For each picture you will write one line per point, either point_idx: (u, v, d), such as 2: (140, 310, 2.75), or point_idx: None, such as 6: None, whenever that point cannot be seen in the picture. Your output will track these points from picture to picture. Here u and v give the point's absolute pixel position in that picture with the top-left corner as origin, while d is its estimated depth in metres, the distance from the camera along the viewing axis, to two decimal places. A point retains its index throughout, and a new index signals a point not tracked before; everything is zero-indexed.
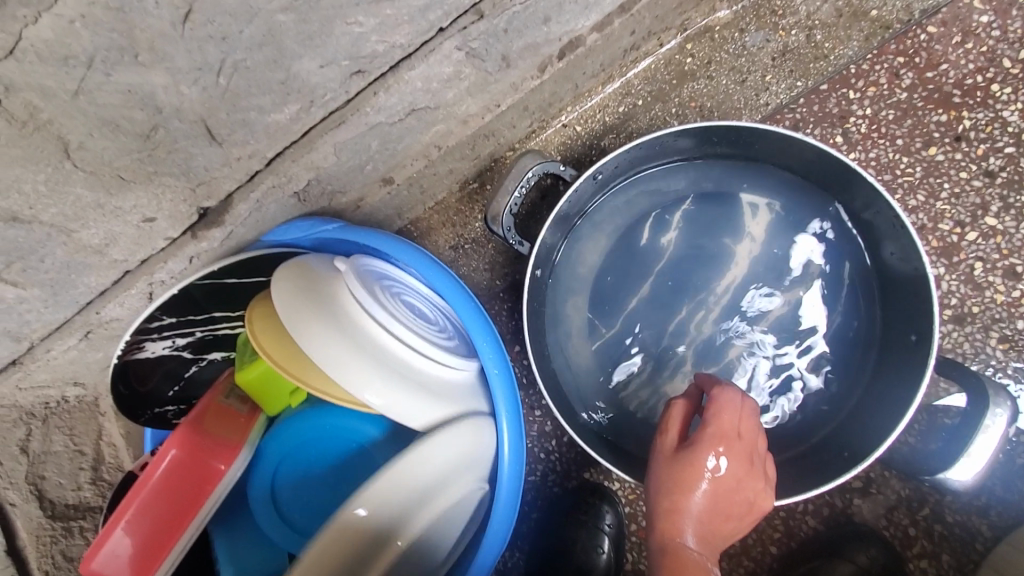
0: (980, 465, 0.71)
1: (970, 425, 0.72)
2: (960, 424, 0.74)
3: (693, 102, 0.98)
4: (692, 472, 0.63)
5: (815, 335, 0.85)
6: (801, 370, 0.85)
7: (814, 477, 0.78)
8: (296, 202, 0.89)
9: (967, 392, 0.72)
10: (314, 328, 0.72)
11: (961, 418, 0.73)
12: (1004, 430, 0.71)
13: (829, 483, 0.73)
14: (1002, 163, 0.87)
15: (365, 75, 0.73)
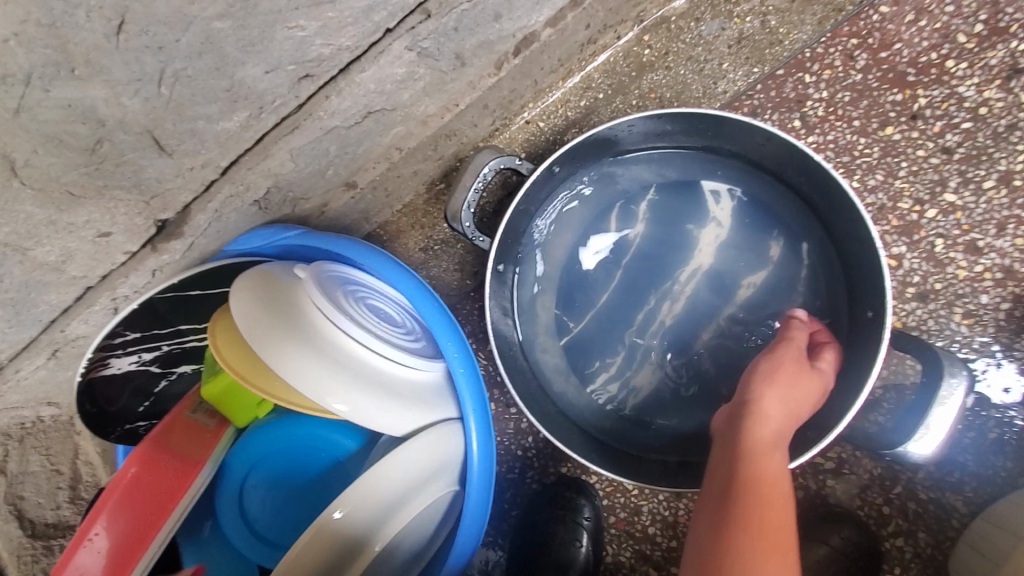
0: (940, 438, 0.68)
1: (928, 396, 0.70)
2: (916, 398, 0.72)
3: (652, 93, 0.98)
4: (789, 402, 0.69)
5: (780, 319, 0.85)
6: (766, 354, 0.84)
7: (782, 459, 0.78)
8: (257, 210, 0.89)
9: (923, 362, 0.71)
10: (273, 336, 0.72)
11: (918, 391, 0.71)
12: (962, 403, 0.69)
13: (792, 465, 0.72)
14: (959, 138, 0.86)
15: (313, 79, 0.73)
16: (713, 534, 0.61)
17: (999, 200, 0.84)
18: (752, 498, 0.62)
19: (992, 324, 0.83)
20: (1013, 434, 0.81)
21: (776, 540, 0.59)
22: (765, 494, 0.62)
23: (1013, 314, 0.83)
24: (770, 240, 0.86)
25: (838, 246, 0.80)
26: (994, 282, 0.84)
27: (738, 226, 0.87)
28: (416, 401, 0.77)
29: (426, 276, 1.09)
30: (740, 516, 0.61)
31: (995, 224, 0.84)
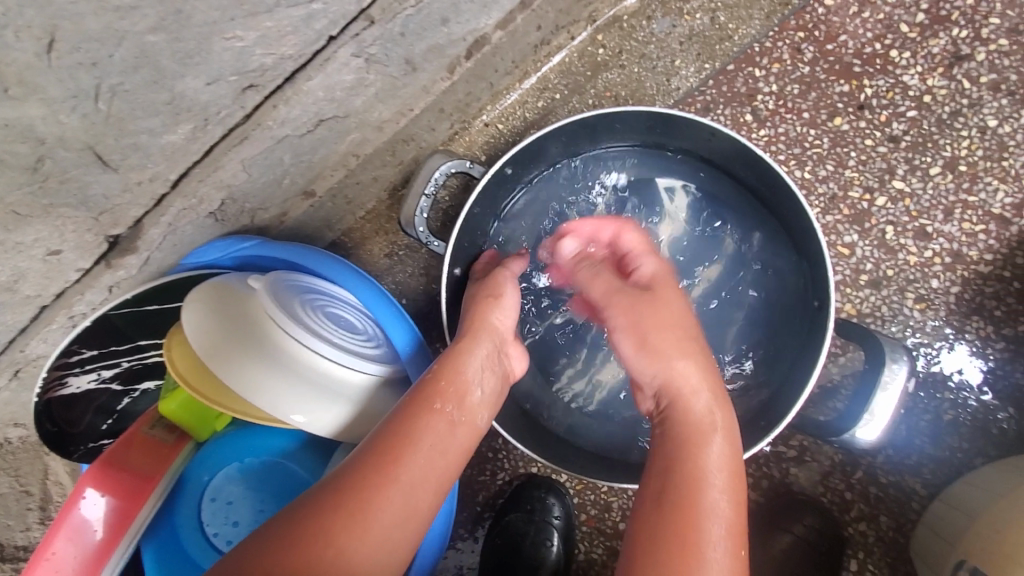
0: (885, 422, 0.70)
1: (871, 382, 0.72)
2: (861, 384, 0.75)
3: (608, 92, 0.99)
4: (652, 356, 0.68)
5: (734, 312, 0.86)
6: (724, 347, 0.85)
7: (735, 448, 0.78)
8: (213, 221, 0.89)
9: (867, 350, 0.74)
10: (224, 351, 0.73)
11: (863, 377, 0.74)
12: (904, 388, 0.71)
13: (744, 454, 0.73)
14: (905, 127, 0.88)
15: (259, 88, 0.73)
16: (655, 522, 0.58)
17: (945, 185, 0.86)
18: (687, 470, 0.60)
19: (943, 307, 0.84)
20: (967, 415, 0.82)
21: (711, 511, 0.57)
22: (689, 467, 0.60)
23: (962, 296, 0.84)
24: (724, 233, 0.86)
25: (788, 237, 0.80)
26: (944, 266, 0.85)
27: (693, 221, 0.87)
28: (376, 407, 0.78)
29: (391, 281, 1.08)
30: (678, 495, 0.58)
31: (943, 209, 0.86)
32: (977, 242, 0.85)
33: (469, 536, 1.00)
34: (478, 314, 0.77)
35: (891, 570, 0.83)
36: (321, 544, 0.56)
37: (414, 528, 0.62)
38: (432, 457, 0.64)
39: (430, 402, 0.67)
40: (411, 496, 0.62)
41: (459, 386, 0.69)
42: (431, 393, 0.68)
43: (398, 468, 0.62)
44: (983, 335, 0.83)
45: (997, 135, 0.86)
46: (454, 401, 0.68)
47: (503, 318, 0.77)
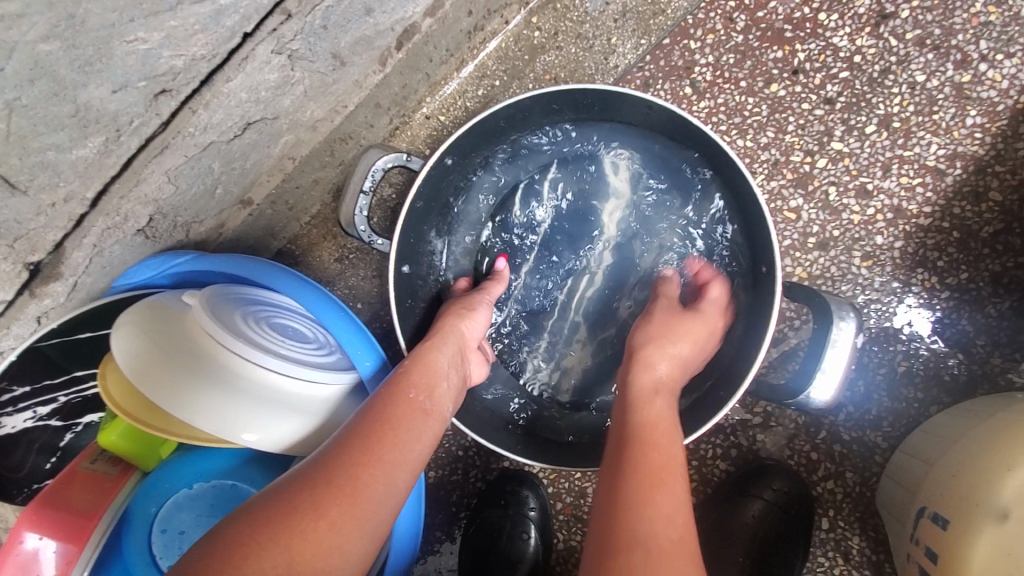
0: (837, 379, 0.71)
1: (821, 341, 0.72)
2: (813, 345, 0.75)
3: (548, 75, 0.97)
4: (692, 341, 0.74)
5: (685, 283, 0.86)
6: None
7: (695, 420, 0.77)
8: (143, 240, 0.84)
9: (814, 311, 0.74)
10: (154, 371, 0.70)
11: (813, 336, 0.74)
12: (854, 343, 0.72)
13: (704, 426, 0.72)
14: (839, 88, 0.89)
15: (173, 93, 0.68)
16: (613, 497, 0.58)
17: (881, 142, 0.87)
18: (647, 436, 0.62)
19: (889, 263, 0.86)
20: (920, 365, 0.84)
21: (672, 482, 0.58)
22: (649, 429, 0.63)
23: (906, 250, 0.86)
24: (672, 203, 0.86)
25: (730, 203, 0.80)
26: (886, 222, 0.86)
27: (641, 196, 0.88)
28: (330, 416, 0.75)
29: (344, 287, 1.04)
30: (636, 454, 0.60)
31: (881, 166, 0.87)
32: (915, 195, 0.86)
33: (447, 539, 0.98)
34: (444, 325, 0.76)
35: (861, 524, 0.84)
36: (309, 519, 0.52)
37: (393, 512, 0.58)
38: (409, 443, 0.62)
39: (403, 390, 0.65)
40: (391, 478, 0.59)
41: (428, 378, 0.68)
42: (405, 382, 0.66)
43: (379, 445, 0.59)
44: (928, 286, 0.85)
45: (928, 89, 0.87)
46: (426, 390, 0.67)
47: (470, 329, 0.77)
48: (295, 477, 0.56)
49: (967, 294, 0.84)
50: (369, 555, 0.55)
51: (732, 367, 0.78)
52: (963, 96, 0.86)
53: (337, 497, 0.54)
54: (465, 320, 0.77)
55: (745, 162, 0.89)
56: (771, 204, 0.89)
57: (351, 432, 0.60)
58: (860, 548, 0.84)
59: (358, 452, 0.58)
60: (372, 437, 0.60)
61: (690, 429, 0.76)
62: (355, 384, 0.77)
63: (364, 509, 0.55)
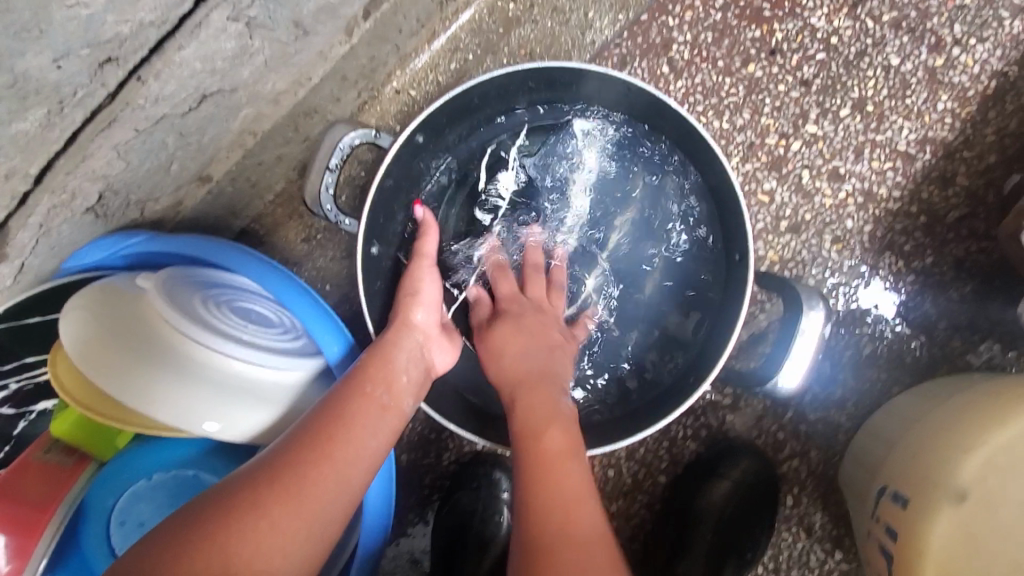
0: (804, 368, 0.72)
1: (791, 331, 0.73)
2: (783, 335, 0.76)
3: (523, 49, 0.94)
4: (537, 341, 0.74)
5: (651, 269, 0.84)
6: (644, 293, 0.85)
7: (669, 402, 0.77)
8: (93, 219, 0.78)
9: (785, 301, 0.76)
10: (103, 358, 0.67)
11: (784, 325, 0.75)
12: (821, 334, 0.73)
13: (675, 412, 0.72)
14: (815, 70, 0.88)
15: (119, 62, 0.63)
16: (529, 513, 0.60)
17: (855, 126, 0.87)
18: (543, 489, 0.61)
19: (858, 246, 0.87)
20: (884, 347, 0.86)
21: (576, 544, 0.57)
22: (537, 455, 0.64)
23: (875, 234, 0.87)
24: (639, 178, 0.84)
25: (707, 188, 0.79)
26: (857, 206, 0.87)
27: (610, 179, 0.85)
28: (291, 402, 0.72)
29: (311, 268, 1.01)
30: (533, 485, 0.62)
31: (853, 149, 0.87)
32: (885, 179, 0.87)
33: (419, 520, 0.97)
34: (404, 314, 0.74)
35: (823, 501, 0.86)
36: (250, 519, 0.53)
37: (345, 509, 0.59)
38: (363, 441, 0.62)
39: (358, 385, 0.65)
40: (342, 479, 0.59)
41: (386, 372, 0.67)
42: (362, 378, 0.65)
43: (326, 446, 0.59)
44: (895, 270, 0.86)
45: (901, 73, 0.87)
46: (384, 385, 0.66)
47: (425, 314, 0.75)
48: (239, 478, 0.57)
49: (931, 278, 0.85)
50: (319, 554, 0.56)
51: (705, 352, 0.78)
52: (935, 80, 0.86)
53: (279, 499, 0.55)
54: (419, 301, 0.75)
55: (721, 144, 0.88)
56: (746, 187, 0.88)
57: (302, 432, 0.60)
58: (822, 523, 0.86)
59: (306, 453, 0.58)
60: (321, 437, 0.60)
61: (662, 412, 0.76)
62: (321, 369, 0.75)
63: (310, 512, 0.56)
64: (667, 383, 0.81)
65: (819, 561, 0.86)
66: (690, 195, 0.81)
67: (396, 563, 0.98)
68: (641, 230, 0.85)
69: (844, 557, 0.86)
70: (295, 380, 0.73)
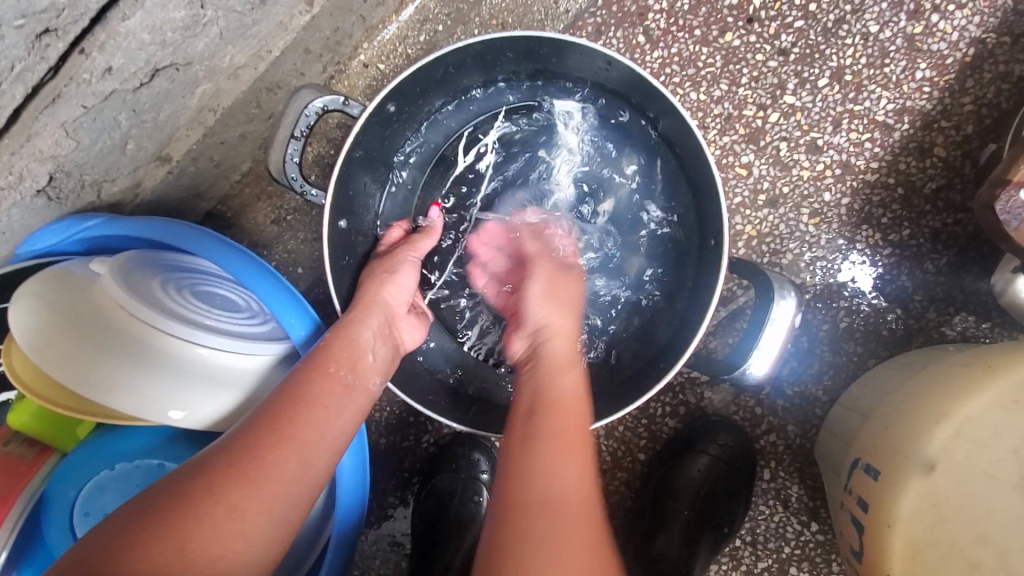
0: (771, 358, 0.72)
1: (760, 321, 0.73)
2: (751, 325, 0.75)
3: (494, 20, 0.90)
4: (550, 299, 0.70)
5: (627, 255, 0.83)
6: (614, 279, 0.83)
7: (634, 391, 0.76)
8: (46, 202, 0.75)
9: (756, 288, 0.74)
10: (56, 345, 0.65)
11: (754, 314, 0.75)
12: (792, 321, 0.73)
13: (637, 402, 0.72)
14: (793, 38, 0.86)
15: (58, 33, 0.59)
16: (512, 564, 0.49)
17: (833, 96, 0.86)
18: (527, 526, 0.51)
19: (836, 220, 0.86)
20: (860, 320, 0.85)
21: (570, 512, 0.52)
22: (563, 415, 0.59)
23: (852, 207, 0.86)
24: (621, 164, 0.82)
25: (685, 173, 0.76)
26: (834, 178, 0.86)
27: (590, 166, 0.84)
28: (258, 388, 0.70)
29: (282, 251, 0.98)
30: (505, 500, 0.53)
31: (831, 120, 0.86)
32: (863, 151, 0.85)
33: (400, 503, 0.97)
34: (370, 291, 0.72)
35: (800, 474, 0.87)
36: (208, 506, 0.51)
37: (307, 494, 0.57)
38: (325, 421, 0.60)
39: (324, 361, 0.63)
40: (304, 462, 0.57)
41: (352, 352, 0.66)
42: (324, 357, 0.64)
43: (285, 428, 0.58)
44: (872, 243, 0.85)
45: (880, 41, 0.85)
46: (348, 364, 0.65)
47: (397, 294, 0.73)
48: (209, 457, 0.56)
49: (907, 251, 0.85)
50: (283, 539, 0.55)
51: (677, 336, 0.76)
52: (914, 48, 0.84)
53: (238, 482, 0.53)
54: (389, 278, 0.74)
55: (697, 116, 0.86)
56: (723, 160, 0.87)
57: (263, 412, 0.59)
58: (799, 496, 0.87)
59: (270, 433, 0.57)
60: (283, 417, 0.58)
61: (634, 396, 0.75)
62: (287, 354, 0.73)
63: (274, 493, 0.54)
64: (637, 366, 0.80)
65: (795, 533, 0.87)
66: (668, 182, 0.79)
67: (377, 546, 0.97)
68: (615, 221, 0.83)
69: (820, 528, 0.86)
70: (260, 366, 0.70)
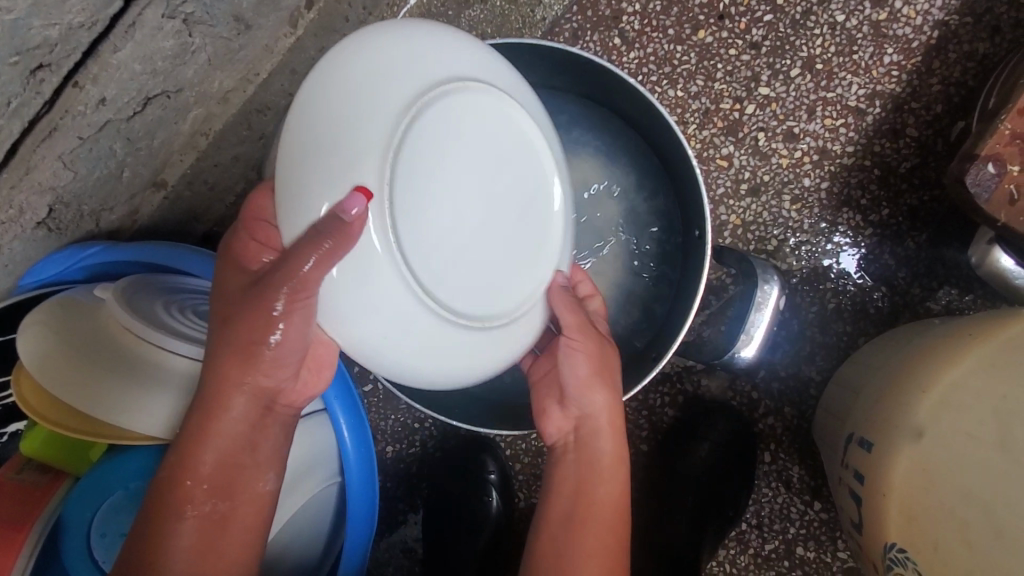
0: (760, 338, 0.74)
1: (749, 304, 0.75)
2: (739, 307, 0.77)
3: (474, 31, 0.93)
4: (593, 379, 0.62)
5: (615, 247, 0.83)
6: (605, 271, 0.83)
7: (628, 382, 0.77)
8: (46, 233, 0.77)
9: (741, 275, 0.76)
10: (64, 373, 0.66)
11: (741, 297, 0.77)
12: (776, 303, 0.74)
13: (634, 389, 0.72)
14: (763, 31, 0.88)
15: (52, 68, 0.61)
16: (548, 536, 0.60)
17: (805, 85, 0.88)
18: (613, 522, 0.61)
19: (817, 205, 0.88)
20: (847, 300, 0.88)
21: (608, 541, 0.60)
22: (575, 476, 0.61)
23: (832, 190, 0.88)
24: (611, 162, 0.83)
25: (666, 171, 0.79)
26: (813, 164, 0.88)
27: (348, 154, 0.47)
28: None
29: None
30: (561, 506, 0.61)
31: (805, 109, 0.88)
32: (839, 136, 0.88)
33: (410, 509, 0.98)
34: (224, 373, 0.52)
35: (800, 454, 0.89)
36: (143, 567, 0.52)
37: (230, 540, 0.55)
38: (217, 485, 0.54)
39: (228, 413, 0.54)
40: (223, 526, 0.55)
41: (235, 426, 0.54)
42: (202, 432, 0.54)
43: (196, 489, 0.53)
44: (853, 225, 0.88)
45: (847, 29, 0.87)
46: (230, 440, 0.54)
47: (280, 339, 0.51)
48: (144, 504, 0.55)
49: (888, 230, 0.87)
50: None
51: (668, 327, 0.78)
52: (880, 35, 0.87)
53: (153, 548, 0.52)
54: (249, 349, 0.51)
55: (676, 112, 0.89)
56: (704, 153, 0.89)
57: (154, 498, 0.53)
58: (800, 476, 0.89)
59: (164, 521, 0.53)
60: (178, 513, 0.53)
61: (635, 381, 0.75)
62: None
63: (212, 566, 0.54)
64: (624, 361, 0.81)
65: (800, 513, 0.88)
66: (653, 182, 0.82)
67: (390, 554, 0.98)
68: (585, 219, 0.83)
69: (823, 506, 0.88)
70: None
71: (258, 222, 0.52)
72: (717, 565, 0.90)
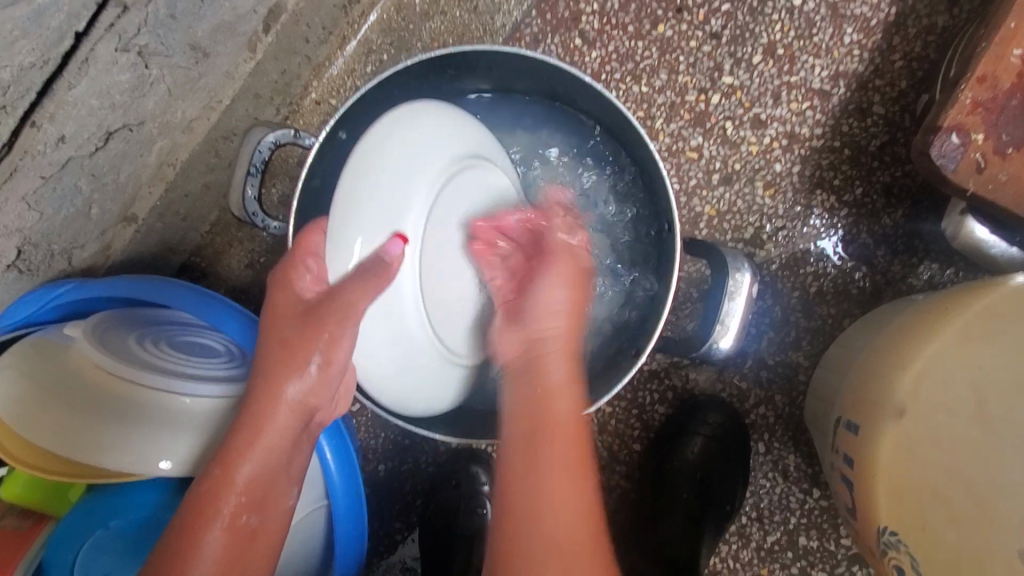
0: (734, 328, 0.73)
1: (721, 294, 0.74)
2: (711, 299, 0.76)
3: (435, 42, 0.93)
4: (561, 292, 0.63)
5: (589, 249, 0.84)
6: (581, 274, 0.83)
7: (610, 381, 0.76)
8: (16, 275, 0.76)
9: (712, 265, 0.75)
10: (48, 410, 0.66)
11: (711, 287, 0.76)
12: (748, 291, 0.74)
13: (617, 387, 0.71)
14: (722, 21, 0.88)
15: (7, 110, 0.60)
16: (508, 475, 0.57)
17: (769, 71, 0.88)
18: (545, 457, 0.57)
19: (790, 189, 0.88)
20: (828, 282, 0.87)
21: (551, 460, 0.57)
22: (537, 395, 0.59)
23: (804, 174, 0.88)
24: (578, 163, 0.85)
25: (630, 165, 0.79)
26: (782, 149, 0.88)
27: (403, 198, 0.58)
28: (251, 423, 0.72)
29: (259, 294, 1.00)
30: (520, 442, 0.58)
31: (771, 94, 0.88)
32: (806, 119, 0.88)
33: (407, 529, 0.97)
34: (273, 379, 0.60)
35: (794, 442, 0.88)
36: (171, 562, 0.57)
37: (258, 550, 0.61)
38: (250, 490, 0.60)
39: (253, 431, 0.60)
40: (251, 536, 0.60)
41: (272, 440, 0.61)
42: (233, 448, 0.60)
43: (233, 500, 0.60)
44: (828, 206, 0.87)
45: (805, 12, 0.87)
46: (263, 452, 0.61)
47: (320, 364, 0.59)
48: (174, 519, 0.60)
49: (862, 209, 0.87)
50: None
51: (646, 322, 0.77)
52: (838, 15, 0.87)
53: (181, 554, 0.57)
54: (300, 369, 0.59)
55: (642, 108, 0.89)
56: (673, 146, 0.89)
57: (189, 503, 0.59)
58: (796, 464, 0.87)
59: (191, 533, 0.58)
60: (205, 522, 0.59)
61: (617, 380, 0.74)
62: None
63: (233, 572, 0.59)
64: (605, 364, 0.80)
65: (799, 502, 0.87)
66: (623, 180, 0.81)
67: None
68: None
69: (822, 494, 0.87)
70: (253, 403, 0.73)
71: (309, 257, 0.58)
72: (720, 562, 0.89)
